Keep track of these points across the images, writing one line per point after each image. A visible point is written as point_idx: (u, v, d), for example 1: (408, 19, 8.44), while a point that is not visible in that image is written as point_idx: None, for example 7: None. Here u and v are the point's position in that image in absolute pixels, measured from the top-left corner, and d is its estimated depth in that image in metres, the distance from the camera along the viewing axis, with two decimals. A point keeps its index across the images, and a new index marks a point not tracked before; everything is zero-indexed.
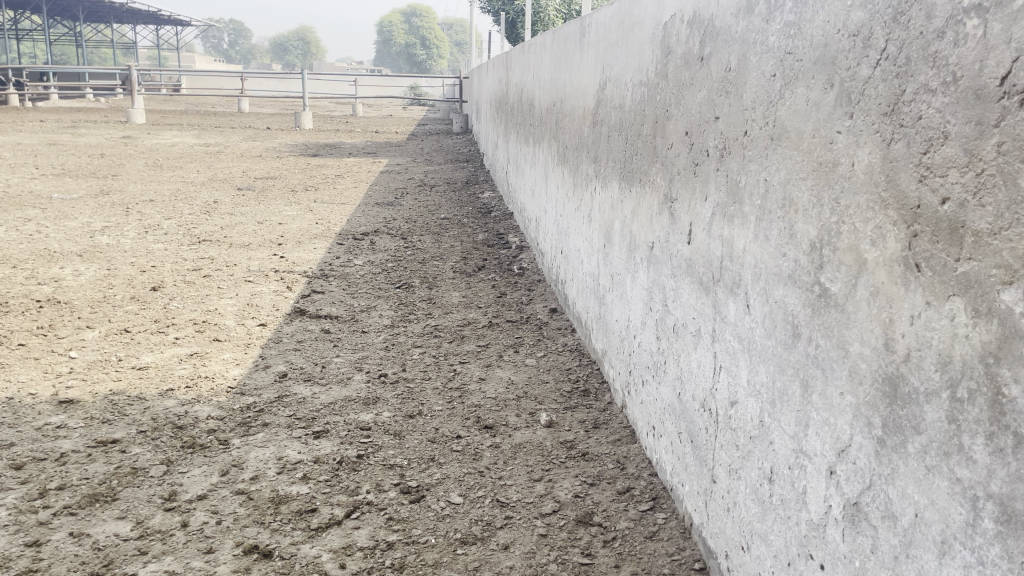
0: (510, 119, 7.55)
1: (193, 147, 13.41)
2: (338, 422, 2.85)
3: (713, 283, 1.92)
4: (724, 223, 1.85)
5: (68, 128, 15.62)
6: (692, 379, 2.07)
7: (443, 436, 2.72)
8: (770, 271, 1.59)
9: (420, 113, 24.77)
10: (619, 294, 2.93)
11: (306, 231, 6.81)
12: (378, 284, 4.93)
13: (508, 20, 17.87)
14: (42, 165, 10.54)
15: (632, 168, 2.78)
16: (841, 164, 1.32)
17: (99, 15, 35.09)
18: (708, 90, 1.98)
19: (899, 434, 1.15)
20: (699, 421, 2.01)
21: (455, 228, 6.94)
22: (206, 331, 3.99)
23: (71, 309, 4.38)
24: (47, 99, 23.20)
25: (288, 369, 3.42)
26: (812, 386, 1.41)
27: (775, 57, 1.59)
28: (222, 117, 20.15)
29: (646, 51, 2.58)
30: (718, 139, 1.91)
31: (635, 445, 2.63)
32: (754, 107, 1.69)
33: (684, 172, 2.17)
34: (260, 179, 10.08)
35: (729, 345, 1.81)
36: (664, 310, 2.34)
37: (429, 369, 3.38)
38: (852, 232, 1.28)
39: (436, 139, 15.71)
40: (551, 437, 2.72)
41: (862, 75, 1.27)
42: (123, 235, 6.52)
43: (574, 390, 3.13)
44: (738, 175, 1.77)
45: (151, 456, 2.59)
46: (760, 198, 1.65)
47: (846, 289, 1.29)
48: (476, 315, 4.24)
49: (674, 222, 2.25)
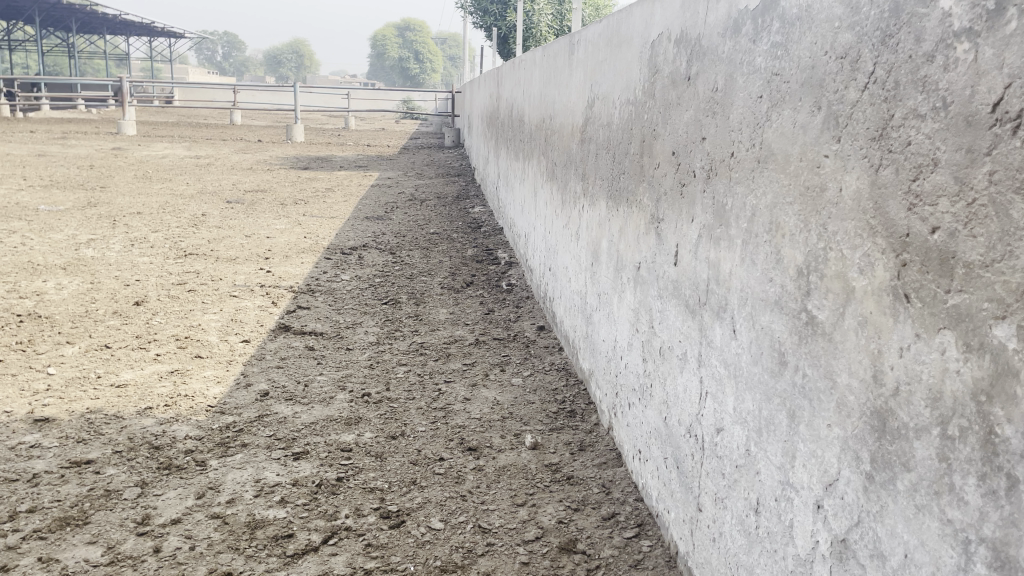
0: (500, 134, 7.54)
1: (184, 159, 13.37)
2: (319, 442, 2.79)
3: (699, 306, 1.88)
4: (711, 246, 1.81)
5: (57, 139, 15.55)
6: (678, 404, 2.03)
7: (426, 458, 2.67)
8: (756, 296, 1.56)
9: (412, 127, 24.82)
10: (606, 314, 2.89)
11: (294, 245, 6.76)
12: (365, 300, 4.89)
13: (500, 36, 17.94)
14: (29, 176, 10.47)
15: (619, 187, 2.75)
16: (829, 189, 1.29)
17: (93, 27, 35.15)
18: (695, 110, 1.95)
19: (888, 470, 1.10)
20: (685, 448, 1.97)
21: (445, 242, 6.90)
22: (188, 347, 3.93)
23: (52, 323, 4.31)
24: (37, 109, 23.16)
25: (270, 387, 3.36)
26: (798, 416, 1.36)
27: (762, 78, 1.56)
28: (213, 130, 20.10)
29: (634, 69, 2.56)
30: (704, 160, 1.88)
31: (621, 469, 2.59)
32: (741, 128, 1.66)
33: (671, 193, 2.14)
34: (250, 192, 10.03)
35: (715, 370, 1.77)
36: (651, 332, 2.30)
37: (414, 389, 3.33)
38: (839, 259, 1.24)
39: (428, 153, 15.73)
40: (536, 460, 2.67)
41: (850, 97, 1.24)
42: (109, 248, 6.45)
43: (560, 411, 3.08)
44: (725, 198, 1.74)
45: (125, 478, 2.53)
46: (747, 221, 1.62)
47: (833, 318, 1.26)
48: (463, 333, 4.19)
49: (661, 243, 2.21)
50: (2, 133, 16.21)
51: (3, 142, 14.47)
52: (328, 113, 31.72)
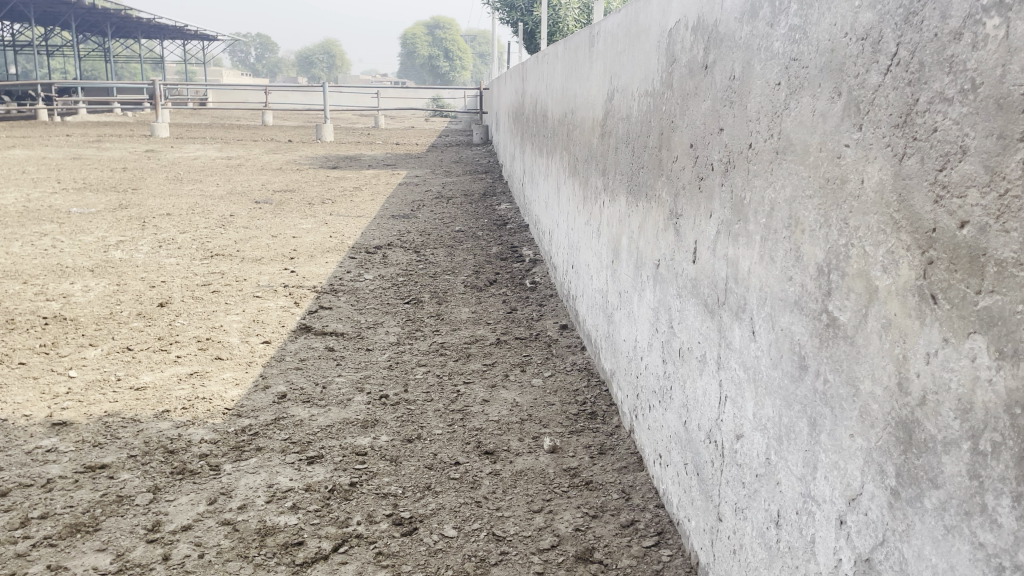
0: (525, 130, 7.46)
1: (215, 160, 13.50)
2: (334, 446, 2.75)
3: (718, 306, 1.79)
4: (729, 242, 1.72)
5: (92, 142, 15.79)
6: (697, 408, 1.94)
7: (441, 462, 2.61)
8: (775, 296, 1.47)
9: (442, 125, 24.86)
10: (626, 314, 2.81)
11: (319, 244, 6.76)
12: (387, 299, 4.85)
13: (527, 31, 17.88)
14: (63, 179, 10.63)
15: (638, 181, 2.66)
16: (850, 180, 1.19)
17: (127, 31, 35.75)
18: (712, 100, 1.86)
19: (914, 486, 1.01)
20: (705, 455, 1.88)
21: (470, 240, 6.85)
22: (209, 349, 3.92)
23: (77, 326, 4.33)
24: (74, 113, 23.57)
25: (288, 389, 3.33)
26: (820, 425, 1.27)
27: (779, 63, 1.47)
28: (245, 130, 20.25)
29: (652, 59, 2.47)
30: (722, 152, 1.78)
31: (642, 473, 2.50)
32: (759, 118, 1.56)
33: (688, 186, 2.05)
34: (278, 192, 10.07)
35: (735, 373, 1.68)
36: (670, 332, 2.21)
37: (432, 390, 3.28)
38: (862, 257, 1.15)
39: (456, 150, 15.72)
40: (555, 464, 2.60)
41: (871, 82, 1.14)
42: (137, 250, 6.50)
43: (581, 413, 3.00)
44: (742, 192, 1.65)
45: (138, 483, 2.51)
46: (765, 216, 1.52)
47: (855, 320, 1.16)
48: (484, 332, 4.13)
49: (679, 240, 2.13)
50: (39, 137, 16.49)
51: (41, 146, 14.74)
52: (359, 111, 31.80)
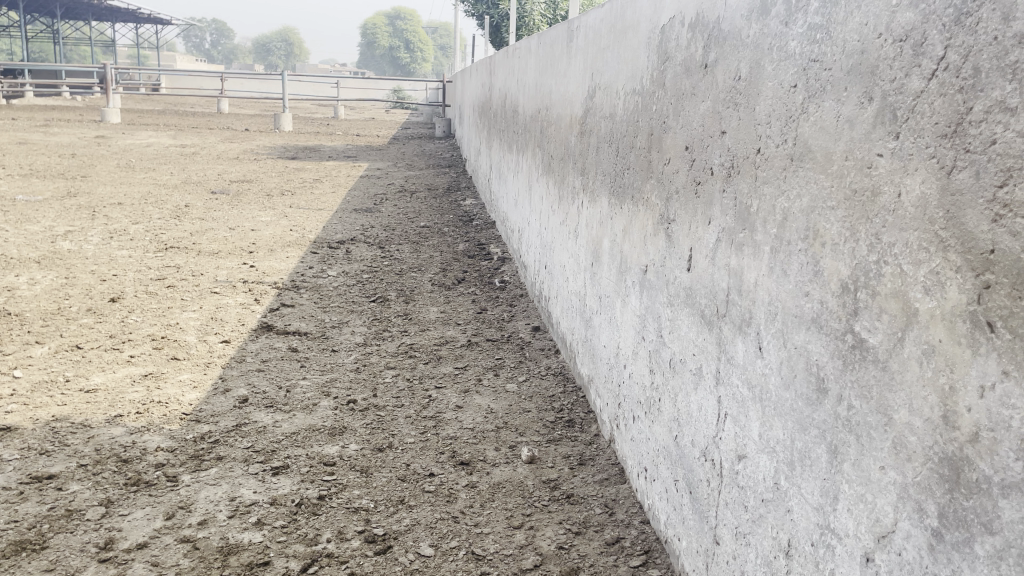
0: (492, 125, 7.33)
1: (169, 148, 13.12)
2: (300, 456, 2.61)
3: (717, 319, 1.70)
4: (732, 252, 1.63)
5: (39, 127, 15.20)
6: (691, 423, 1.86)
7: (415, 474, 2.49)
8: (788, 311, 1.38)
9: (402, 117, 24.63)
10: (607, 319, 2.72)
11: (280, 238, 6.55)
12: (352, 297, 4.70)
13: (492, 25, 17.71)
14: (8, 164, 10.19)
15: (623, 182, 2.56)
16: (883, 193, 1.11)
17: (78, 13, 34.77)
18: (713, 101, 1.77)
19: (962, 530, 0.94)
20: (699, 473, 1.79)
21: (435, 236, 6.72)
22: (164, 348, 3.73)
23: (21, 322, 4.10)
24: (21, 96, 22.80)
25: (249, 393, 3.17)
26: (842, 453, 1.19)
27: (795, 65, 1.38)
28: (200, 118, 19.74)
29: (641, 57, 2.37)
30: (724, 156, 1.70)
31: (625, 486, 2.41)
32: (770, 122, 1.47)
33: (683, 191, 1.96)
34: (236, 183, 9.79)
35: (737, 391, 1.59)
36: (659, 342, 2.13)
37: (403, 395, 3.15)
38: (897, 275, 1.07)
39: (418, 143, 15.51)
40: (533, 476, 2.49)
41: (911, 87, 1.06)
42: (87, 241, 6.23)
43: (558, 421, 2.91)
44: (749, 199, 1.56)
45: (89, 496, 2.34)
46: (776, 227, 1.44)
47: (888, 344, 1.08)
48: (454, 333, 4.01)
49: (671, 245, 2.04)
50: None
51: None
52: (318, 101, 31.32)
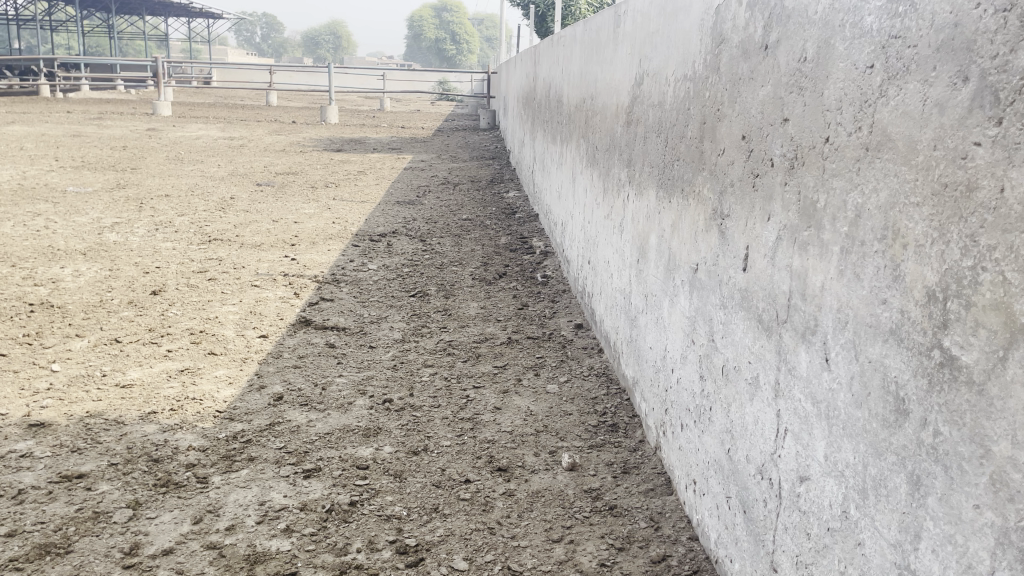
0: (537, 116, 7.17)
1: (217, 140, 13.24)
2: (333, 458, 2.52)
3: (777, 324, 1.55)
4: (795, 252, 1.48)
5: (93, 120, 15.50)
6: (745, 437, 1.71)
7: (450, 480, 2.38)
8: (860, 320, 1.23)
9: (447, 110, 24.62)
10: (654, 319, 2.58)
11: (322, 231, 6.51)
12: (391, 292, 4.61)
13: (538, 15, 17.52)
14: (61, 156, 10.37)
15: (672, 174, 2.42)
16: (981, 188, 0.96)
17: (132, 8, 35.54)
18: (774, 85, 1.62)
19: None
20: (754, 493, 1.65)
21: (478, 229, 6.61)
22: (202, 342, 3.69)
23: (64, 314, 4.10)
24: (77, 89, 23.36)
25: (284, 390, 3.10)
26: (926, 486, 1.05)
27: (873, 43, 1.22)
28: (249, 110, 19.93)
29: (693, 40, 2.22)
30: (786, 146, 1.54)
31: (672, 498, 2.27)
32: (841, 106, 1.32)
33: (739, 183, 1.81)
34: (281, 175, 9.81)
35: (799, 405, 1.44)
36: (710, 346, 1.98)
37: (440, 395, 3.05)
38: (998, 284, 0.92)
39: (463, 135, 15.43)
40: (574, 484, 2.37)
41: (1018, 65, 0.91)
42: (132, 232, 6.26)
43: (601, 425, 2.78)
44: (815, 193, 1.40)
45: (117, 497, 2.28)
46: (848, 225, 1.28)
47: (986, 364, 0.94)
48: (494, 330, 3.90)
49: (725, 243, 1.89)
50: (41, 113, 16.27)
51: (42, 123, 14.41)
52: (363, 93, 31.52)
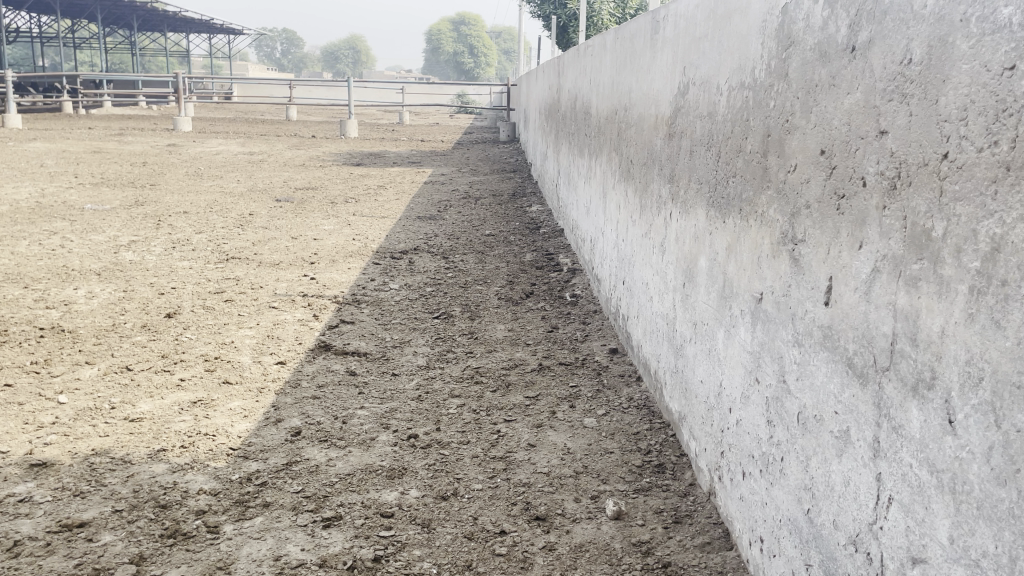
0: (561, 128, 6.96)
1: (237, 156, 13.17)
2: (355, 503, 2.31)
3: (875, 372, 1.33)
4: (900, 289, 1.25)
5: (114, 136, 15.50)
6: (831, 498, 1.48)
7: (483, 530, 2.16)
8: (1004, 378, 1.00)
9: (465, 123, 24.58)
10: (706, 350, 2.35)
11: (342, 248, 6.33)
12: (414, 313, 4.41)
13: (560, 27, 17.37)
14: (81, 173, 10.29)
15: (727, 193, 2.19)
16: None
17: (153, 25, 35.90)
18: (865, 92, 1.40)
19: None
20: (845, 566, 1.42)
21: (502, 246, 6.40)
22: (217, 370, 3.49)
23: (74, 339, 3.93)
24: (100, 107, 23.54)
25: (303, 425, 2.89)
26: None
27: (1012, 40, 1.00)
28: (270, 125, 19.85)
29: (753, 44, 2.00)
30: (885, 163, 1.32)
31: (732, 555, 2.04)
32: (967, 115, 1.09)
33: (817, 205, 1.58)
34: (300, 190, 9.66)
35: (909, 471, 1.21)
36: (780, 389, 1.75)
37: (469, 429, 2.84)
38: None
39: (483, 148, 15.27)
40: (621, 536, 2.14)
41: None
42: (149, 251, 6.10)
43: (646, 465, 2.55)
44: (929, 220, 1.18)
45: (120, 551, 2.07)
46: (983, 260, 1.05)
47: None
48: (524, 355, 3.69)
49: (799, 272, 1.66)
50: (63, 129, 16.28)
51: (64, 139, 14.41)
52: (382, 106, 31.63)
